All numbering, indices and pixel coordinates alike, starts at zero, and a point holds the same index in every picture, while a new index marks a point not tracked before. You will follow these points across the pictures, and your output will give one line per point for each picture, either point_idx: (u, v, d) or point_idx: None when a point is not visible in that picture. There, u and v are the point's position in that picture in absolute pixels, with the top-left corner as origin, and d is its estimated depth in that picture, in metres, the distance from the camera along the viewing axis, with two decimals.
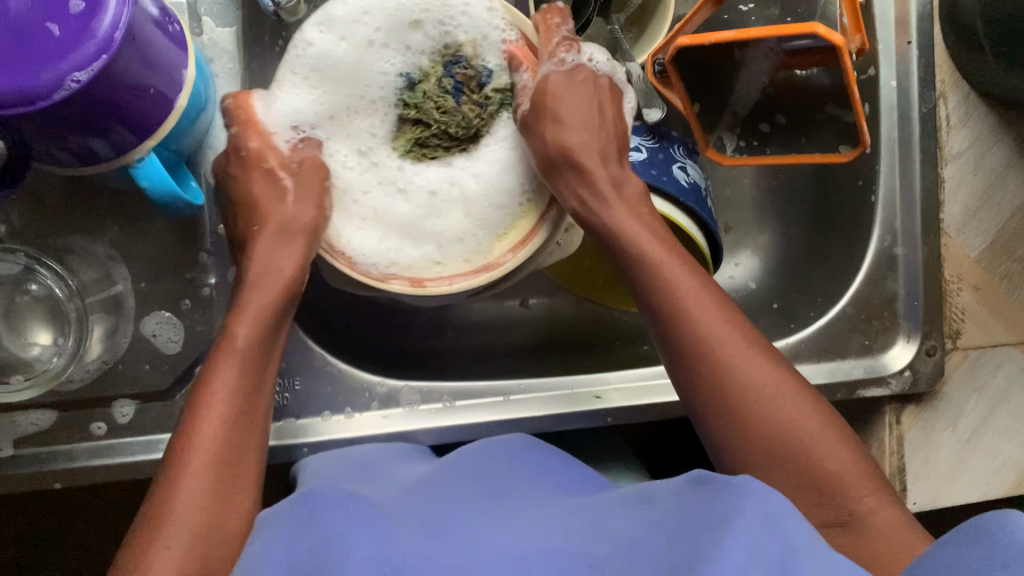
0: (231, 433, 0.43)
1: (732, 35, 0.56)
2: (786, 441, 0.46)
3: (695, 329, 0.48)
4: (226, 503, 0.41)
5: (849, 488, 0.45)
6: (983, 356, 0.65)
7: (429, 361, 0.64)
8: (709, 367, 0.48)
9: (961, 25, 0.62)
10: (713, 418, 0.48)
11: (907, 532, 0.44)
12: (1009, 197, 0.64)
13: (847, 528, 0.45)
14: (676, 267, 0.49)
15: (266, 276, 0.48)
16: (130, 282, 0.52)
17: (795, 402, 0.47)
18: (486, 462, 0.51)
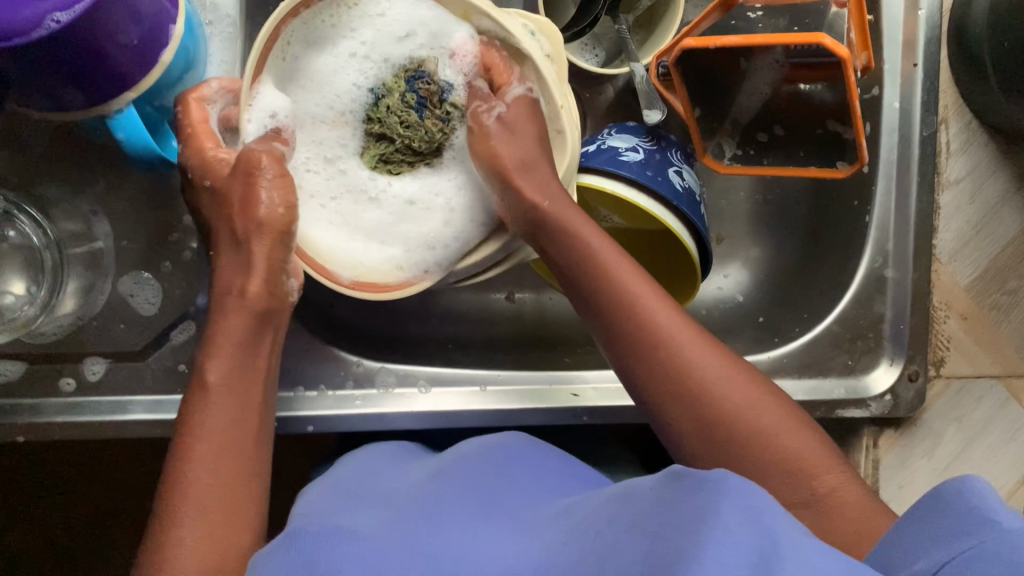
0: (222, 463, 0.44)
1: (738, 40, 0.56)
2: (739, 427, 0.46)
3: (643, 320, 0.49)
4: (223, 537, 0.42)
5: (809, 467, 0.46)
6: (965, 386, 0.67)
7: (410, 345, 0.65)
8: (657, 364, 0.48)
9: (968, 51, 0.61)
10: (668, 416, 0.48)
11: (870, 511, 0.44)
12: (1003, 228, 0.65)
13: (813, 508, 0.45)
14: (620, 261, 0.50)
15: (231, 296, 0.47)
16: (111, 239, 0.55)
17: (746, 387, 0.47)
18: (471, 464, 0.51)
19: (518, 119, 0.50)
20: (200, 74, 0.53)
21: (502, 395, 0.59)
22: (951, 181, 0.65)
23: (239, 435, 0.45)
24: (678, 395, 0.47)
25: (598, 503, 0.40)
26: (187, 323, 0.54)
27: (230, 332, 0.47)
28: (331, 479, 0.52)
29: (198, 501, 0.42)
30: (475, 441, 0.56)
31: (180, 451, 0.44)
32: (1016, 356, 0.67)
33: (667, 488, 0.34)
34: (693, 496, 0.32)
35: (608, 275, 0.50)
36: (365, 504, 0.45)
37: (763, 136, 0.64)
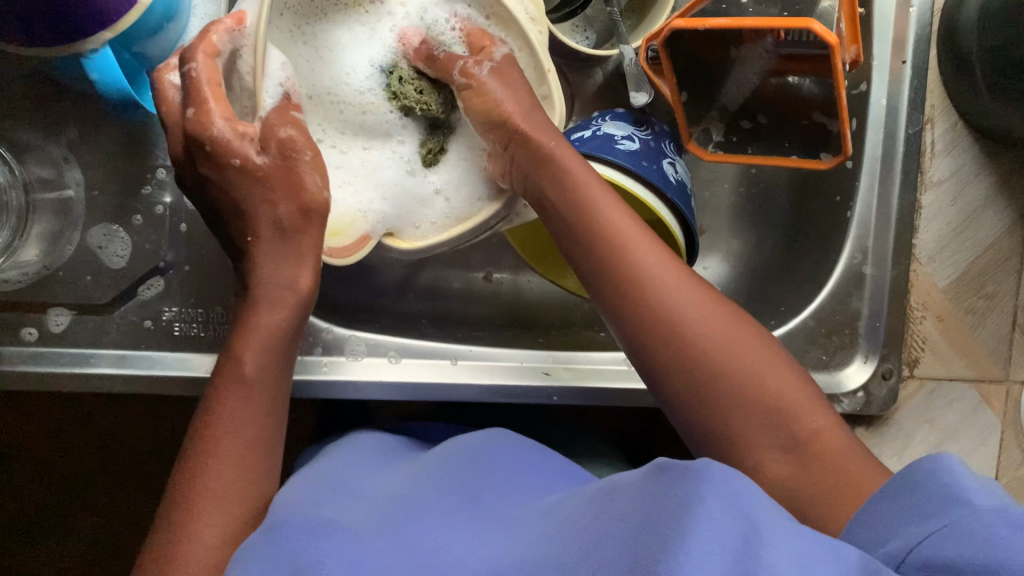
0: (241, 466, 0.45)
1: (728, 21, 0.55)
2: (719, 367, 0.46)
3: (631, 260, 0.48)
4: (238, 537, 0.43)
5: (796, 411, 0.45)
6: (938, 388, 0.67)
7: (386, 317, 0.64)
8: (642, 305, 0.48)
9: (957, 52, 0.61)
10: (652, 359, 0.47)
11: (856, 457, 0.44)
12: (983, 232, 0.65)
13: (795, 453, 0.44)
14: (611, 205, 0.50)
15: (285, 292, 0.48)
16: (82, 189, 0.53)
17: (732, 328, 0.47)
18: (460, 458, 0.50)
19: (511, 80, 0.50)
20: (182, 26, 0.52)
21: (474, 370, 0.58)
22: (933, 182, 0.65)
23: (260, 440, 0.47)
24: (663, 338, 0.47)
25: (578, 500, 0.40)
26: (156, 279, 0.53)
27: (262, 330, 0.48)
28: (311, 469, 0.51)
29: (220, 498, 0.44)
30: (457, 442, 0.54)
31: (206, 450, 0.45)
32: (989, 360, 0.67)
33: (653, 482, 0.33)
34: (678, 488, 0.31)
35: (598, 218, 0.49)
36: (346, 498, 0.44)
37: (746, 123, 0.64)
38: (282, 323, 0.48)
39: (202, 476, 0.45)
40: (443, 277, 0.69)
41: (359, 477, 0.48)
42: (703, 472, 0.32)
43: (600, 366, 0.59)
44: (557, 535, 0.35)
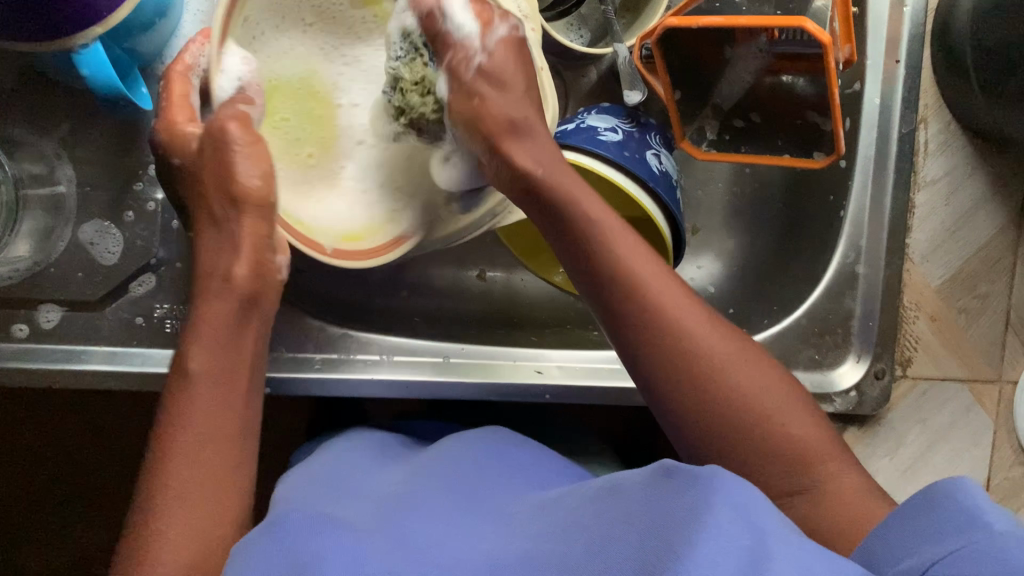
0: (208, 463, 0.43)
1: (721, 19, 0.54)
2: (745, 414, 0.44)
3: (655, 307, 0.46)
4: (207, 540, 0.41)
5: (813, 455, 0.44)
6: (931, 388, 0.67)
7: (379, 315, 0.64)
8: (666, 351, 0.45)
9: (950, 51, 0.61)
10: (671, 402, 0.46)
11: (870, 498, 0.43)
12: (976, 232, 0.66)
13: (810, 495, 0.44)
14: (625, 240, 0.48)
15: (219, 282, 0.47)
16: (74, 184, 0.54)
17: (750, 369, 0.45)
18: (456, 455, 0.50)
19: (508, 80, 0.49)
20: (175, 22, 0.52)
21: (466, 368, 0.58)
22: (927, 181, 0.65)
23: (225, 432, 0.45)
24: (687, 385, 0.45)
25: (580, 501, 0.39)
26: (147, 276, 0.53)
27: (208, 318, 0.46)
28: (304, 471, 0.50)
29: (185, 498, 0.42)
30: (454, 438, 0.54)
31: (166, 447, 0.43)
32: (982, 361, 0.67)
33: (659, 487, 0.34)
34: (688, 495, 0.32)
35: (612, 254, 0.47)
36: (348, 500, 0.44)
37: (738, 122, 0.64)
38: (241, 314, 0.47)
39: (164, 477, 0.42)
40: (436, 275, 0.69)
41: (356, 479, 0.48)
42: (714, 481, 0.32)
43: (592, 365, 0.59)
44: (557, 536, 0.36)
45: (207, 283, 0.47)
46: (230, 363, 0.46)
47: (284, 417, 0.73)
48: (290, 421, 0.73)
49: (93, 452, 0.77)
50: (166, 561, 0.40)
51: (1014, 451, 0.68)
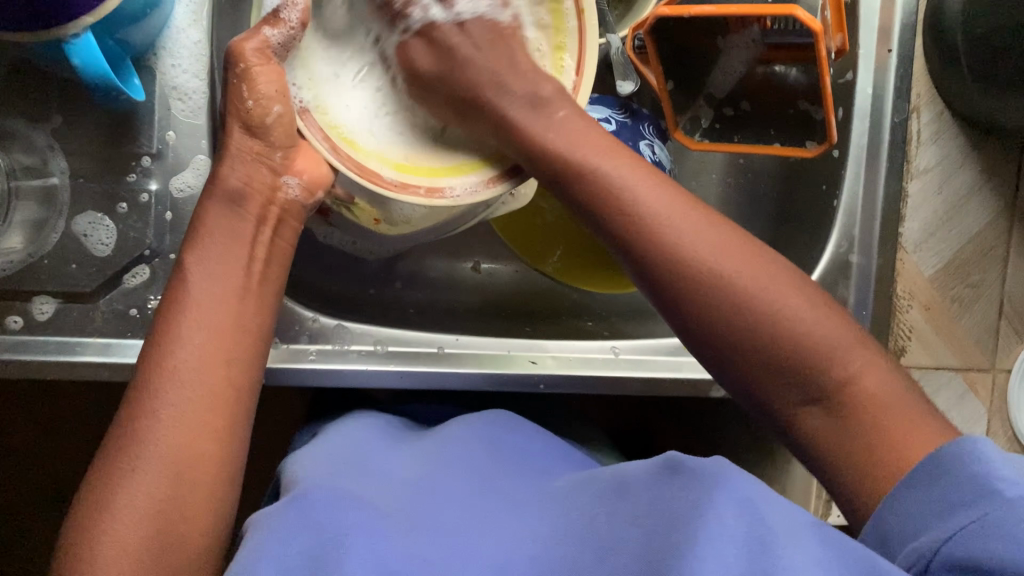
0: (179, 443, 0.42)
1: (713, 8, 0.55)
2: (749, 319, 0.42)
3: (647, 223, 0.44)
4: (199, 422, 0.43)
5: (834, 355, 0.42)
6: (925, 377, 0.67)
7: (377, 306, 0.64)
8: (658, 263, 0.44)
9: (941, 41, 0.61)
10: (675, 311, 0.44)
11: (898, 400, 0.40)
12: (970, 221, 0.66)
13: (826, 405, 0.41)
14: (614, 168, 0.46)
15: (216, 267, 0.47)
16: (67, 176, 0.53)
17: (759, 275, 0.43)
18: (466, 444, 0.49)
19: (478, 45, 0.50)
20: (165, 15, 0.52)
21: (460, 358, 0.58)
22: (920, 170, 0.65)
23: (225, 320, 0.45)
24: (686, 294, 0.43)
25: (588, 495, 0.40)
26: (142, 267, 0.53)
27: (192, 304, 0.45)
28: (319, 452, 0.50)
29: (178, 380, 0.43)
30: (460, 423, 0.53)
31: (163, 330, 0.44)
32: (976, 350, 0.68)
33: (670, 484, 0.36)
34: (694, 492, 0.34)
35: (598, 184, 0.46)
36: (367, 481, 0.44)
37: (728, 110, 0.64)
38: (248, 217, 0.48)
39: (161, 356, 0.44)
40: (432, 267, 0.69)
41: (377, 465, 0.47)
42: (717, 479, 0.34)
43: (586, 355, 0.60)
44: (565, 535, 0.37)
45: (202, 265, 0.46)
46: (229, 259, 0.47)
47: (281, 407, 0.73)
48: (284, 416, 0.73)
49: (88, 450, 0.77)
50: (156, 440, 0.42)
51: (1006, 439, 0.69)
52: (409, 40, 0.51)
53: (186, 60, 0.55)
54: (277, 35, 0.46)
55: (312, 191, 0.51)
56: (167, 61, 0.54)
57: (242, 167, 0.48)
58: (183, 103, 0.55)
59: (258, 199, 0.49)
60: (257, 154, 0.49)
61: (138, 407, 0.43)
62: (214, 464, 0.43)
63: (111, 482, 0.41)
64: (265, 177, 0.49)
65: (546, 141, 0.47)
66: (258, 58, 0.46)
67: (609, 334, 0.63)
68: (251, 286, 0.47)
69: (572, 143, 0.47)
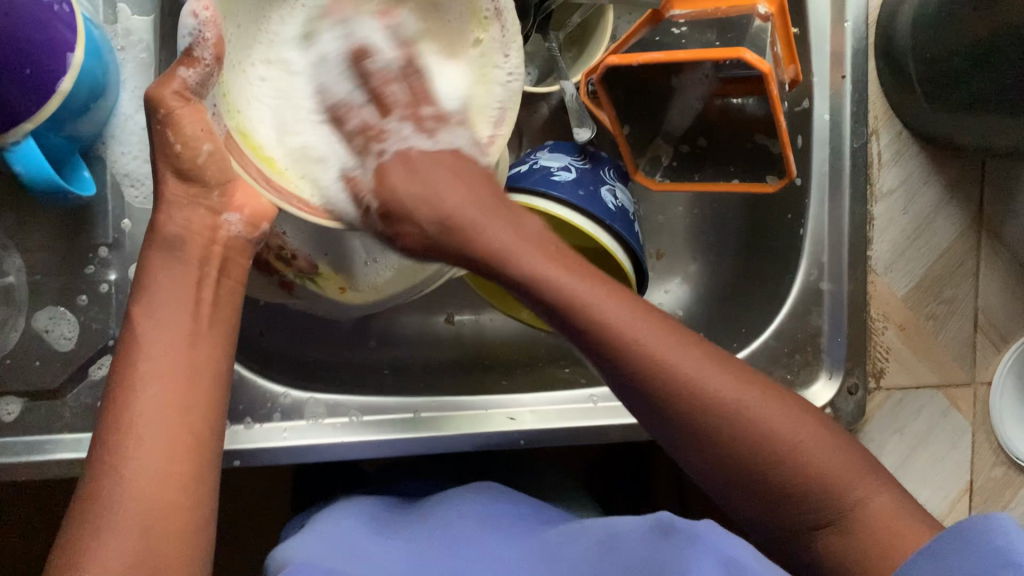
0: (141, 503, 0.40)
1: (661, 55, 0.55)
2: (765, 457, 0.43)
3: (661, 366, 0.44)
4: (163, 478, 0.41)
5: (843, 482, 0.43)
6: (905, 396, 0.67)
7: (351, 372, 0.64)
8: (673, 404, 0.44)
9: (893, 62, 0.61)
10: (693, 451, 0.45)
11: (905, 518, 0.42)
12: (937, 239, 0.66)
13: (840, 527, 0.43)
14: (616, 310, 0.45)
15: (167, 330, 0.45)
16: (23, 273, 0.52)
17: (769, 409, 0.44)
18: (460, 521, 0.48)
19: (450, 165, 0.48)
20: (110, 103, 0.52)
21: (436, 421, 0.57)
22: (883, 192, 0.65)
23: (178, 368, 0.44)
24: (708, 441, 0.44)
25: (575, 544, 0.43)
26: (106, 357, 0.53)
27: (154, 368, 0.43)
28: (314, 531, 0.49)
29: (137, 435, 0.42)
30: (447, 503, 0.51)
31: (118, 390, 0.43)
32: (954, 365, 0.67)
33: (661, 541, 0.40)
34: (680, 550, 0.38)
35: (599, 327, 0.45)
36: (362, 562, 0.43)
37: (685, 148, 0.63)
38: (188, 260, 0.47)
39: (117, 415, 0.42)
40: (404, 324, 0.69)
41: (372, 545, 0.46)
42: (701, 537, 0.39)
43: (565, 406, 0.59)
44: None
45: (157, 317, 0.45)
46: (177, 304, 0.45)
47: (266, 476, 0.72)
48: (267, 486, 0.73)
49: None
50: (122, 498, 0.40)
51: (993, 451, 0.68)
52: (385, 163, 0.49)
53: (135, 145, 0.54)
54: (193, 74, 0.44)
55: (256, 224, 0.49)
56: (116, 148, 0.54)
57: (181, 212, 0.48)
58: (136, 189, 0.54)
59: (199, 241, 0.48)
60: (194, 197, 0.48)
61: (98, 470, 0.41)
62: (183, 513, 0.41)
63: (81, 543, 0.39)
64: (204, 218, 0.48)
65: (547, 279, 0.46)
66: (178, 101, 0.45)
67: (587, 381, 0.63)
68: (201, 329, 0.46)
69: (568, 279, 0.46)
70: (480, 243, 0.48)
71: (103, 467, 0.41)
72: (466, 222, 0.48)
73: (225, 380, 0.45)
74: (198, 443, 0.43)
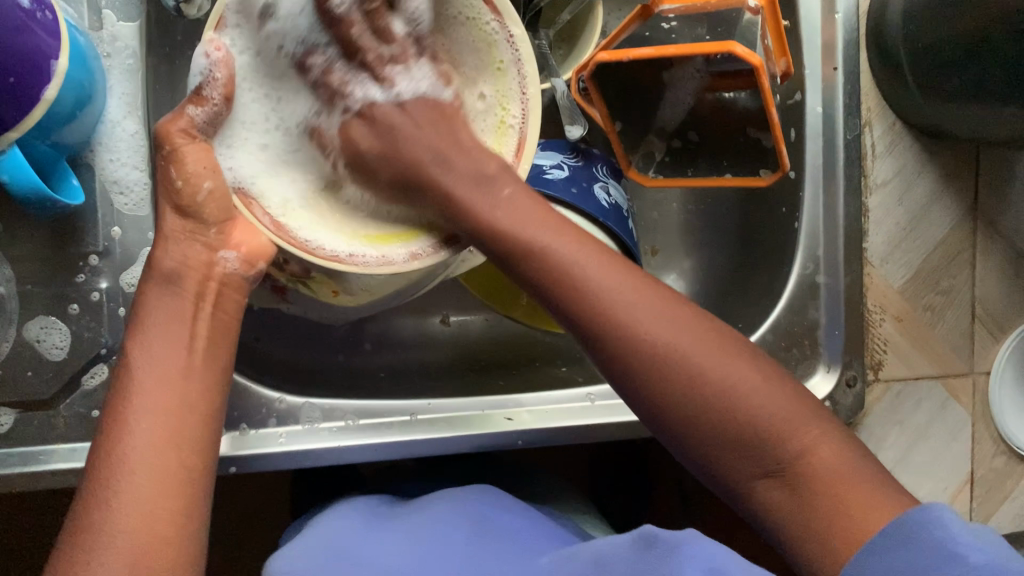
0: (132, 543, 0.39)
1: (651, 51, 0.54)
2: (706, 400, 0.43)
3: (603, 304, 0.44)
4: (155, 516, 0.40)
5: (786, 431, 0.42)
6: (905, 389, 0.67)
7: (346, 377, 0.63)
8: (618, 350, 0.44)
9: (884, 53, 0.61)
10: (634, 392, 0.44)
11: (851, 471, 0.41)
12: (932, 229, 0.66)
13: (784, 479, 0.42)
14: (563, 249, 0.45)
15: (159, 348, 0.44)
16: (13, 284, 0.52)
17: (712, 351, 0.43)
18: (459, 531, 0.48)
19: (418, 117, 0.49)
20: (96, 110, 0.52)
21: (433, 422, 0.57)
22: (878, 183, 0.65)
23: (171, 402, 0.43)
24: (647, 381, 0.43)
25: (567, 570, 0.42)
26: (100, 366, 0.52)
27: (147, 402, 0.42)
28: (310, 537, 0.49)
29: (129, 471, 0.41)
30: (447, 503, 0.51)
31: (111, 425, 0.42)
32: (951, 356, 0.67)
33: (647, 559, 0.39)
34: (665, 567, 0.37)
35: (542, 265, 0.45)
36: None
37: (677, 143, 0.63)
38: (184, 294, 0.46)
39: (109, 450, 0.41)
40: (400, 326, 0.68)
41: (370, 552, 0.46)
42: (684, 549, 0.37)
43: (563, 405, 0.59)
44: None
45: (149, 347, 0.44)
46: (173, 334, 0.45)
47: (264, 479, 0.72)
48: (265, 492, 0.72)
49: None
50: (111, 536, 0.39)
51: (993, 441, 0.68)
52: (349, 123, 0.50)
53: (124, 152, 0.54)
54: (201, 113, 0.45)
55: (251, 262, 0.47)
56: (104, 155, 0.53)
57: (178, 247, 0.46)
58: (125, 196, 0.54)
59: (195, 276, 0.46)
60: (192, 232, 0.47)
61: (88, 507, 0.40)
62: (172, 550, 0.40)
63: None
64: (202, 255, 0.47)
65: (493, 222, 0.46)
66: (184, 139, 0.45)
67: (584, 379, 0.62)
68: (195, 361, 0.45)
69: (513, 221, 0.46)
70: (435, 190, 0.47)
71: (94, 505, 0.40)
72: (422, 173, 0.48)
73: (216, 412, 0.45)
74: (191, 479, 0.42)
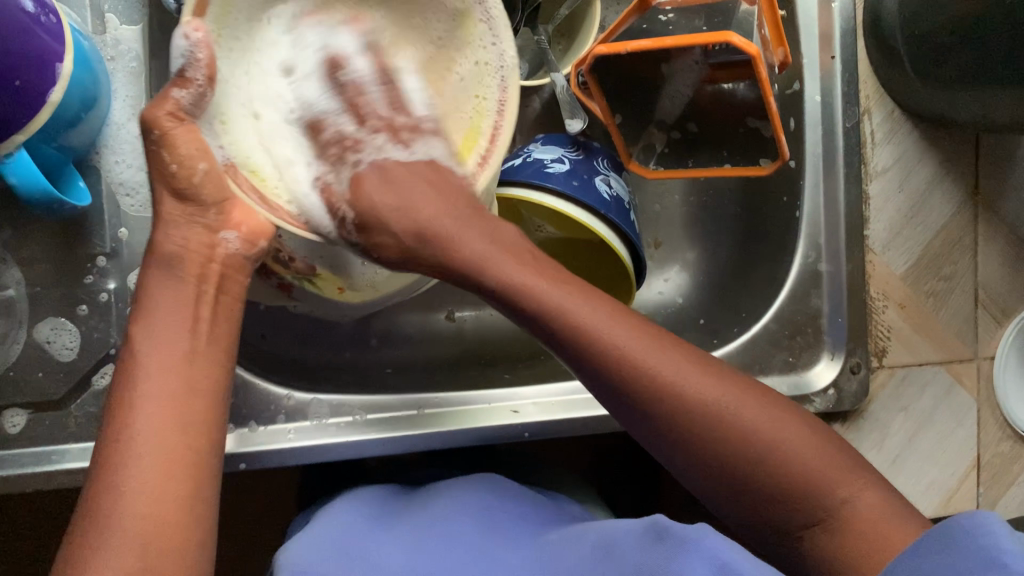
0: (141, 526, 0.40)
1: (648, 43, 0.55)
2: (743, 456, 0.44)
3: (636, 369, 0.45)
4: (164, 499, 0.41)
5: (824, 481, 0.43)
6: (910, 375, 0.67)
7: (352, 373, 0.64)
8: (656, 412, 0.45)
9: (882, 41, 0.61)
10: (673, 452, 0.46)
11: (890, 516, 0.42)
12: (932, 216, 0.66)
13: (826, 525, 0.43)
14: (590, 312, 0.46)
15: (165, 345, 0.44)
16: (23, 286, 0.53)
17: (747, 407, 0.45)
18: (466, 521, 0.48)
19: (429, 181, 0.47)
20: (101, 113, 0.52)
21: (439, 416, 0.58)
22: (878, 171, 0.65)
23: (178, 386, 0.43)
24: (685, 442, 0.45)
25: (574, 560, 0.43)
26: (110, 366, 0.53)
27: (154, 387, 0.43)
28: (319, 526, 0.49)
29: (136, 455, 0.41)
30: (452, 493, 0.52)
31: (119, 409, 0.42)
32: (956, 342, 0.67)
33: (656, 550, 0.39)
34: (674, 559, 0.38)
35: (574, 330, 0.46)
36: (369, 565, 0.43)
37: (676, 134, 0.64)
38: (187, 279, 0.46)
39: (115, 435, 0.42)
40: (405, 323, 0.69)
41: (376, 544, 0.46)
42: (695, 539, 0.38)
43: (568, 396, 0.59)
44: None
45: (155, 334, 0.45)
46: (179, 320, 0.45)
47: (273, 477, 0.72)
48: (273, 490, 0.73)
49: None
50: (121, 520, 0.40)
51: (999, 426, 0.68)
52: (360, 174, 0.47)
53: (129, 154, 0.54)
54: (185, 95, 0.43)
55: (252, 242, 0.47)
56: (110, 158, 0.54)
57: (179, 232, 0.46)
58: (131, 197, 0.54)
59: (196, 260, 0.46)
60: (191, 215, 0.46)
61: (98, 491, 0.41)
62: (180, 533, 0.41)
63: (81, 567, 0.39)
64: (201, 237, 0.47)
65: (516, 283, 0.47)
66: (172, 122, 0.44)
67: None
68: (200, 346, 0.45)
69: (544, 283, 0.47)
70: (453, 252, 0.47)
71: (103, 490, 0.41)
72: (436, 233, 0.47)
73: (222, 395, 0.45)
74: (198, 462, 0.43)
